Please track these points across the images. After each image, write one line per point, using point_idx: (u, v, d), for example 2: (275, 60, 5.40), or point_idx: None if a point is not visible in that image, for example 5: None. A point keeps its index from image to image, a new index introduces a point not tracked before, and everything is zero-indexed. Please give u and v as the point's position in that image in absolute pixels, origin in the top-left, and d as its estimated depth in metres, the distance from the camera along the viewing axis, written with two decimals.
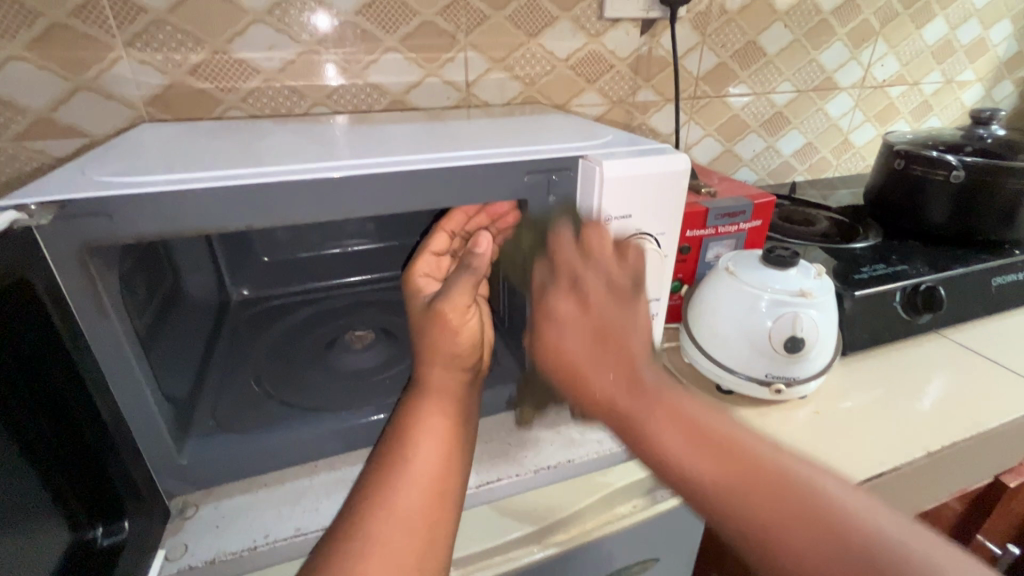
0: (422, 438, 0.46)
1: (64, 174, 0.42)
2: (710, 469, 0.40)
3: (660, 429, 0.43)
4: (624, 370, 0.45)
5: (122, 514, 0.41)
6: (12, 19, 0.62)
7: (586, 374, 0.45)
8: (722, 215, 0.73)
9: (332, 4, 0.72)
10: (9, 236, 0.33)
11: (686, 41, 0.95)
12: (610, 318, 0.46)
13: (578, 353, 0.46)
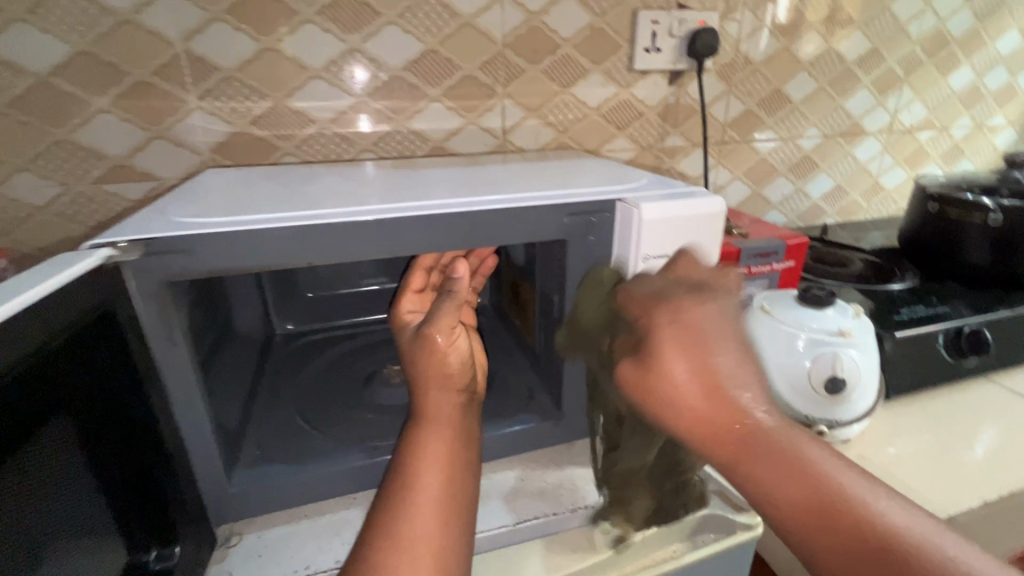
0: (426, 463, 0.48)
1: (146, 213, 0.46)
2: (781, 486, 0.39)
3: (768, 469, 0.39)
4: (735, 409, 0.41)
5: (174, 540, 0.42)
6: (103, 78, 0.69)
7: (671, 375, 0.43)
8: (755, 255, 0.74)
9: (383, 61, 0.78)
10: (99, 269, 0.36)
11: (713, 90, 0.99)
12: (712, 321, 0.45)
13: (670, 357, 0.43)
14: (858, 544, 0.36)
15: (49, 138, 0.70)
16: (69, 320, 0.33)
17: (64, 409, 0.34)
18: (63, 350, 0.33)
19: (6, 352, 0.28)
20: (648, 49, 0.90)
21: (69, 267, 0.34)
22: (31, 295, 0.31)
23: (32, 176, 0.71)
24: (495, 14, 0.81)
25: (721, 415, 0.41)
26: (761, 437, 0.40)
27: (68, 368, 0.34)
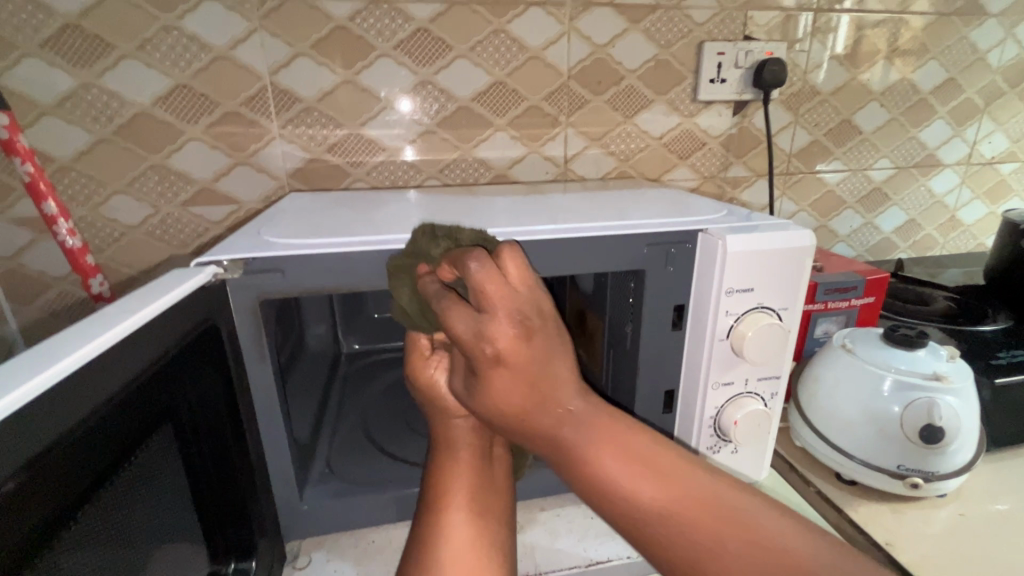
0: (453, 502, 0.45)
1: (244, 234, 0.49)
2: (642, 491, 0.33)
3: (606, 458, 0.34)
4: (552, 403, 0.36)
5: (252, 555, 0.43)
6: (197, 108, 0.74)
7: (525, 410, 0.36)
8: (832, 290, 0.70)
9: (453, 93, 0.81)
10: (206, 289, 0.39)
11: (778, 121, 0.97)
12: (533, 364, 0.36)
13: (498, 394, 0.37)
14: (730, 547, 0.31)
15: (146, 164, 0.75)
16: (180, 337, 0.36)
17: (167, 422, 0.35)
18: (172, 366, 0.35)
19: (122, 371, 0.31)
20: (713, 80, 0.90)
21: (185, 283, 0.37)
22: (146, 316, 0.33)
23: (128, 198, 0.76)
24: (562, 48, 0.83)
25: (573, 437, 0.35)
26: (589, 425, 0.35)
27: (176, 383, 0.36)
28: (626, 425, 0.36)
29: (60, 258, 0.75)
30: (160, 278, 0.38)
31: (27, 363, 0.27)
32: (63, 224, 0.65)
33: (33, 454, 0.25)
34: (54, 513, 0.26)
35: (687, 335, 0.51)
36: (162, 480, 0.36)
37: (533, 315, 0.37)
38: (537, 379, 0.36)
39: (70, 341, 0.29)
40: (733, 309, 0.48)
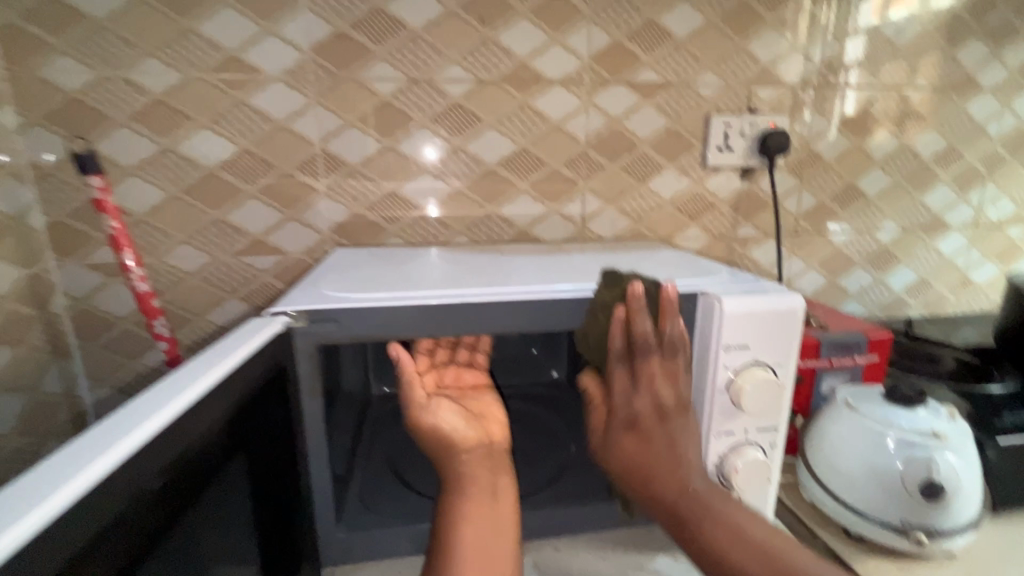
0: (466, 528, 0.51)
1: (305, 285, 0.57)
2: (743, 562, 0.45)
3: (716, 530, 0.47)
4: (678, 480, 0.50)
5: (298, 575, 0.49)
6: (257, 171, 0.84)
7: (652, 476, 0.50)
8: (836, 347, 0.74)
9: (481, 158, 0.90)
10: (278, 335, 0.46)
11: (784, 185, 1.03)
12: (663, 435, 0.51)
13: (638, 457, 0.51)
14: None
15: (208, 218, 0.85)
16: (249, 385, 0.41)
17: (236, 457, 0.41)
18: (247, 407, 0.42)
19: (213, 411, 0.37)
20: (720, 148, 0.97)
21: (264, 332, 0.44)
22: (225, 370, 0.39)
23: (190, 248, 0.85)
24: (581, 119, 0.92)
25: (690, 508, 0.49)
26: (706, 502, 0.49)
27: (242, 424, 0.41)
28: (734, 509, 0.49)
29: (125, 300, 0.84)
30: (236, 328, 0.45)
31: (138, 413, 0.33)
32: (135, 271, 0.73)
33: (134, 493, 0.30)
34: (145, 538, 0.31)
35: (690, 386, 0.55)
36: (230, 510, 0.41)
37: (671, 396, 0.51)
38: (672, 445, 0.51)
39: (169, 392, 0.35)
40: (731, 364, 0.52)
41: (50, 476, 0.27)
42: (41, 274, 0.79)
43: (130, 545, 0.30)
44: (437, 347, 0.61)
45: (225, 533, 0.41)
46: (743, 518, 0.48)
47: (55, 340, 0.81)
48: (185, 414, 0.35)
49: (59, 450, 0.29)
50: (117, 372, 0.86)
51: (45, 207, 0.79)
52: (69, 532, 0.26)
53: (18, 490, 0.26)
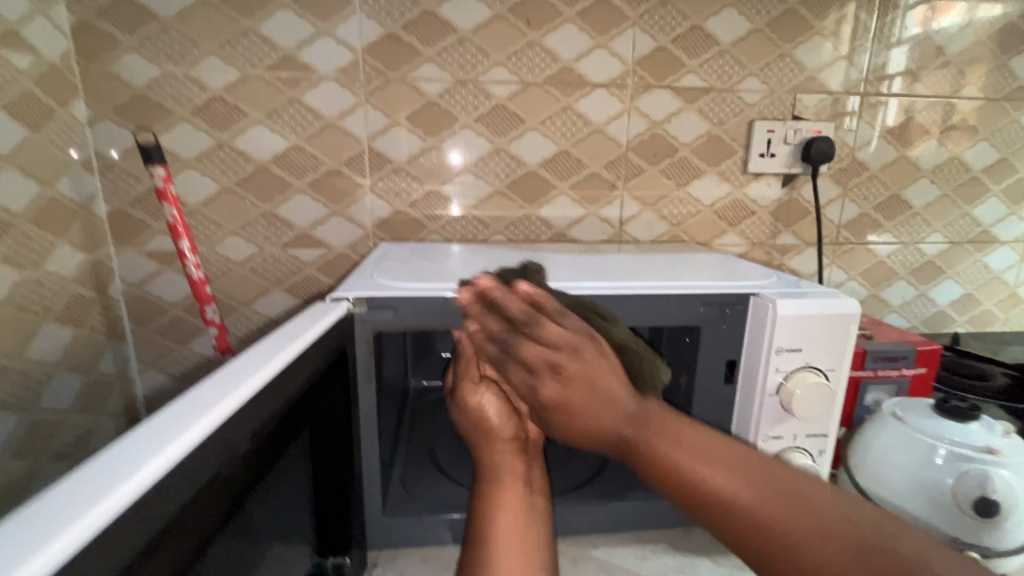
0: (499, 514, 0.49)
1: (358, 275, 0.59)
2: (727, 483, 0.32)
3: (685, 453, 0.33)
4: (615, 421, 0.36)
5: (347, 551, 0.51)
6: (305, 165, 0.87)
7: (591, 428, 0.36)
8: (882, 358, 0.72)
9: (523, 159, 0.91)
10: (340, 319, 0.48)
11: (827, 194, 1.02)
12: (586, 396, 0.37)
13: (567, 426, 0.38)
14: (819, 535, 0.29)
15: (258, 211, 0.88)
16: (314, 370, 0.43)
17: (301, 436, 0.43)
18: (314, 387, 0.44)
19: (286, 387, 0.39)
20: (763, 154, 0.96)
21: (328, 315, 0.47)
22: (297, 348, 0.41)
23: (239, 239, 0.88)
24: (623, 123, 0.92)
25: (643, 434, 0.35)
26: (656, 426, 0.35)
27: (310, 404, 0.44)
28: (715, 440, 0.34)
29: (178, 287, 0.87)
30: (304, 313, 0.48)
31: (214, 390, 0.34)
32: (191, 258, 0.76)
33: (218, 467, 0.31)
34: (225, 511, 0.33)
35: (738, 389, 0.55)
36: (291, 485, 0.43)
37: (564, 359, 0.38)
38: (595, 402, 0.36)
39: (240, 373, 0.37)
40: (782, 367, 0.52)
41: (139, 446, 0.29)
42: (102, 260, 0.83)
43: (213, 516, 0.31)
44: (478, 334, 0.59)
45: (287, 506, 0.43)
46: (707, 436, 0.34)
47: (111, 323, 0.85)
48: (255, 394, 0.36)
49: (144, 422, 0.31)
50: (167, 357, 0.90)
51: (108, 196, 0.83)
52: (167, 497, 0.27)
53: (108, 457, 0.28)
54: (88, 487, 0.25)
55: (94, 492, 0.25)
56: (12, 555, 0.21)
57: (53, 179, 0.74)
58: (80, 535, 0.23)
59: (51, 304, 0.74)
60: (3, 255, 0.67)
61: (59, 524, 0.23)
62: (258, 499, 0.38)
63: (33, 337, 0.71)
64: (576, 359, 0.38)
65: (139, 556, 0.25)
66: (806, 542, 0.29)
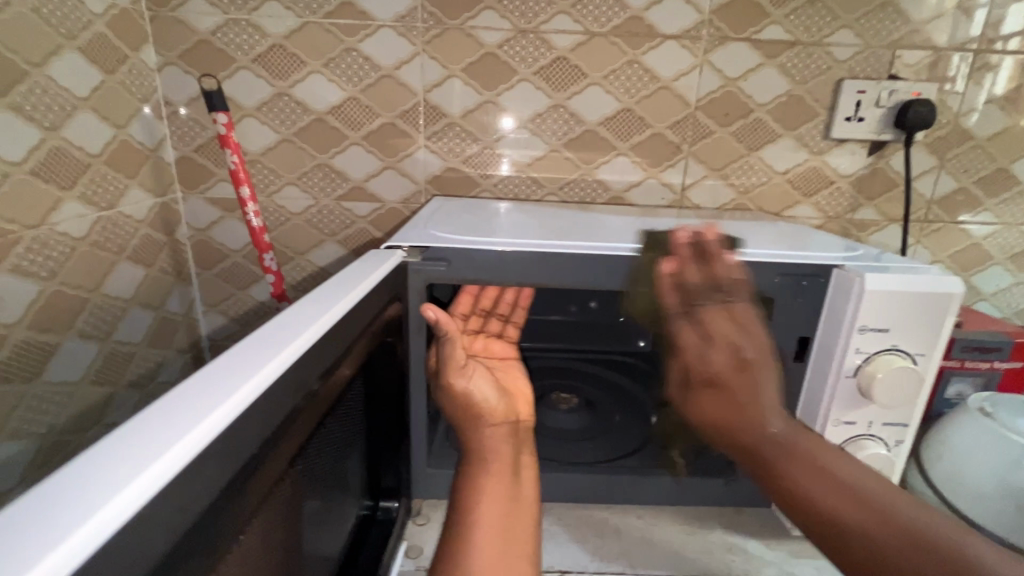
0: (483, 498, 0.46)
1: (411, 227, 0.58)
2: (847, 515, 0.35)
3: (813, 479, 0.37)
4: (756, 433, 0.40)
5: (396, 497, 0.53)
6: (361, 117, 0.86)
7: (732, 428, 0.42)
8: (972, 348, 0.66)
9: (582, 117, 0.87)
10: (393, 269, 0.48)
11: (920, 164, 0.91)
12: (740, 392, 0.42)
13: (704, 412, 0.44)
14: None
15: (315, 161, 0.88)
16: (370, 319, 0.43)
17: (356, 382, 0.44)
18: (371, 333, 0.44)
19: (346, 332, 0.39)
20: (849, 118, 0.87)
21: (382, 264, 0.46)
22: (357, 293, 0.41)
23: (296, 189, 0.89)
24: (693, 79, 0.85)
25: (777, 453, 0.39)
26: (791, 445, 0.39)
27: (368, 351, 0.44)
28: (847, 466, 0.38)
29: (239, 234, 0.90)
30: (359, 260, 0.48)
31: (279, 332, 0.34)
32: (251, 206, 0.78)
33: (291, 408, 0.32)
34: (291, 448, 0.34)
35: (809, 368, 0.51)
36: (348, 430, 0.44)
37: (747, 347, 0.44)
38: (757, 390, 0.42)
39: (307, 315, 0.37)
40: (863, 348, 0.48)
41: (211, 383, 0.29)
42: (170, 204, 0.86)
43: (286, 455, 0.32)
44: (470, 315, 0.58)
45: (342, 452, 0.44)
46: (860, 473, 0.37)
47: (178, 265, 0.89)
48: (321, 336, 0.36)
49: (211, 360, 0.31)
50: (228, 300, 0.94)
51: (176, 142, 0.86)
52: (247, 429, 0.28)
53: (180, 393, 0.28)
54: (169, 423, 0.26)
55: (174, 426, 0.25)
56: (121, 473, 0.22)
57: (126, 122, 0.77)
58: (173, 465, 0.23)
59: (126, 243, 0.77)
60: (81, 193, 0.70)
61: (152, 454, 0.24)
62: (319, 442, 0.38)
63: (110, 273, 0.74)
64: (757, 351, 0.44)
65: (223, 491, 0.26)
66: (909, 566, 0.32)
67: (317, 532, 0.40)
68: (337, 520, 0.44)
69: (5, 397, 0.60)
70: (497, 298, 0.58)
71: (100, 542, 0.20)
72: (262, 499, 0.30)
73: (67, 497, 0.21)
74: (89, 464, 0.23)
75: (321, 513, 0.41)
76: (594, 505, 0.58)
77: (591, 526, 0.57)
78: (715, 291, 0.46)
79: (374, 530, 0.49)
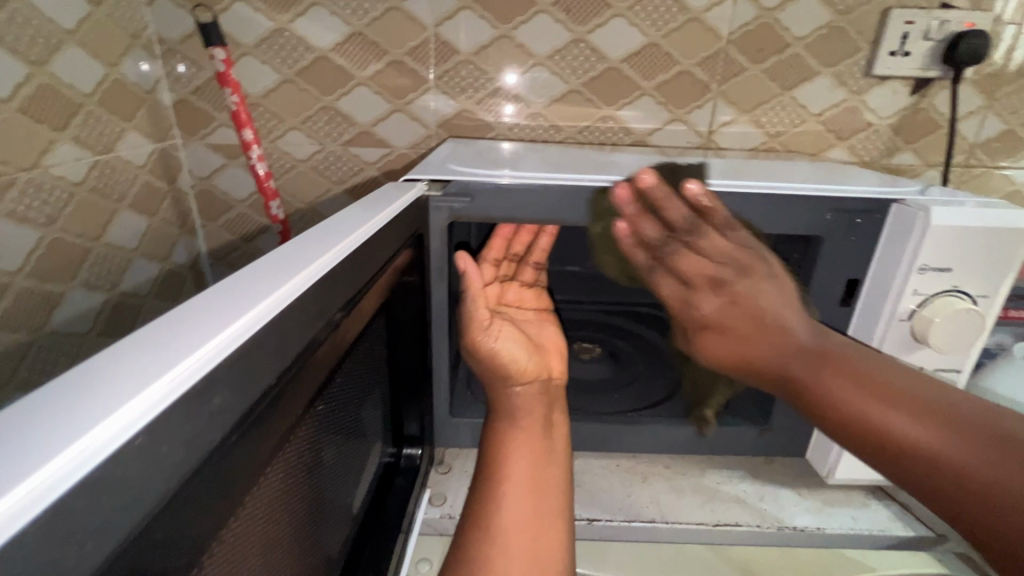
0: (512, 458, 0.46)
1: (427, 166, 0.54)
2: (898, 419, 0.35)
3: (856, 391, 0.38)
4: (774, 357, 0.41)
5: (418, 445, 0.51)
6: (367, 55, 0.80)
7: (751, 361, 0.42)
8: (1018, 296, 0.62)
9: (604, 53, 0.80)
10: (413, 203, 0.45)
11: (966, 104, 0.85)
12: (744, 321, 0.42)
13: (717, 350, 0.44)
14: (992, 461, 0.31)
15: (319, 104, 0.83)
16: (391, 254, 0.40)
17: (377, 323, 0.41)
18: (394, 271, 0.41)
19: (369, 265, 0.36)
20: (894, 53, 0.80)
21: (403, 196, 0.43)
22: (373, 224, 0.38)
23: (301, 134, 0.85)
24: (726, 10, 0.79)
25: (817, 375, 0.39)
26: (817, 364, 0.40)
27: (390, 293, 0.42)
28: (890, 378, 0.37)
29: (244, 183, 0.87)
30: (376, 193, 0.44)
31: (290, 259, 0.31)
32: (255, 150, 0.73)
33: (309, 338, 0.28)
34: (317, 390, 0.32)
35: (857, 311, 0.48)
36: (370, 375, 0.42)
37: (722, 271, 0.43)
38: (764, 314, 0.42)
39: (318, 244, 0.34)
40: (920, 290, 0.45)
41: (211, 311, 0.26)
42: (169, 150, 0.82)
43: (304, 397, 0.30)
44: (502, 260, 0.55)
45: (364, 397, 0.42)
46: (917, 383, 0.37)
47: (182, 215, 0.86)
48: (338, 262, 0.33)
49: (210, 289, 0.29)
50: (235, 252, 0.91)
51: (172, 84, 0.81)
52: (260, 356, 0.25)
53: (164, 321, 0.26)
54: (170, 346, 0.23)
55: (175, 348, 0.23)
56: (114, 395, 0.20)
57: (118, 60, 0.72)
58: (172, 388, 0.21)
59: (125, 191, 0.74)
60: (74, 135, 0.66)
61: (139, 380, 0.21)
62: (339, 386, 0.36)
63: (112, 221, 0.71)
64: (733, 274, 0.43)
65: (234, 425, 0.23)
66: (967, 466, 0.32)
67: (340, 478, 0.39)
68: (359, 467, 0.43)
69: (12, 348, 0.58)
70: (528, 241, 0.56)
71: (91, 464, 0.18)
72: (279, 444, 0.28)
73: (37, 425, 0.19)
74: (83, 385, 0.21)
75: (346, 459, 0.40)
76: (621, 455, 0.57)
77: (618, 477, 0.55)
78: (688, 229, 0.44)
79: (399, 479, 0.48)
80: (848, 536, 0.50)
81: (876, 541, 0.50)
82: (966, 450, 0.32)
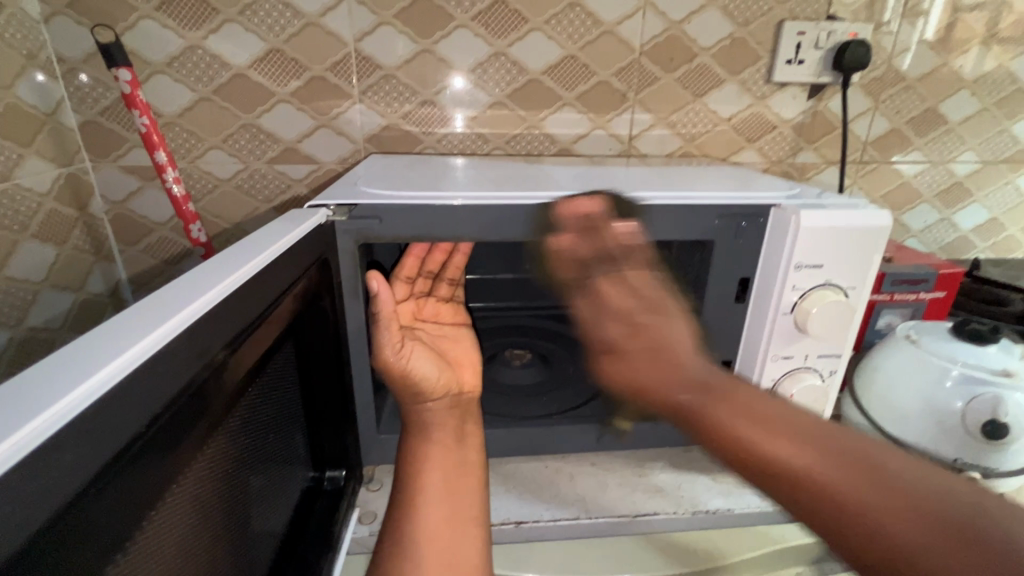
0: (428, 470, 0.48)
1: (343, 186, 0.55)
2: (790, 458, 0.30)
3: (742, 420, 0.32)
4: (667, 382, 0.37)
5: (342, 466, 0.51)
6: (287, 72, 0.79)
7: (641, 385, 0.38)
8: (901, 281, 0.69)
9: (525, 65, 0.83)
10: (320, 227, 0.45)
11: (856, 106, 0.93)
12: (648, 341, 0.40)
13: (616, 370, 0.41)
14: (915, 517, 0.26)
15: (240, 122, 0.81)
16: (291, 280, 0.40)
17: (284, 350, 0.42)
18: (297, 297, 0.41)
19: (263, 296, 0.36)
20: (790, 61, 0.87)
21: (306, 221, 0.44)
22: (270, 255, 0.38)
23: (222, 153, 0.83)
24: (637, 23, 0.83)
25: (708, 407, 0.34)
26: (707, 393, 0.35)
27: (295, 318, 0.42)
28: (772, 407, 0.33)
29: (162, 205, 0.84)
30: (281, 220, 0.45)
31: (177, 298, 0.31)
32: (169, 172, 0.71)
33: (189, 379, 0.28)
34: (209, 425, 0.32)
35: (749, 306, 0.52)
36: (280, 401, 0.42)
37: (647, 294, 0.43)
38: (654, 351, 0.39)
39: (208, 280, 0.34)
40: (799, 285, 0.49)
41: (89, 356, 0.26)
42: (77, 174, 0.78)
43: (192, 433, 0.30)
44: (415, 278, 0.57)
45: (272, 427, 0.41)
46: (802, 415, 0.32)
47: (95, 241, 0.82)
48: (228, 296, 0.33)
49: (92, 331, 0.28)
50: (157, 276, 0.88)
51: (77, 105, 0.77)
52: (130, 399, 0.25)
53: (37, 370, 0.25)
54: (36, 396, 0.23)
55: (38, 399, 0.23)
56: None
57: (12, 82, 0.68)
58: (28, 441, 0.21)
59: (28, 219, 0.70)
60: None
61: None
62: (242, 418, 0.36)
63: (13, 253, 0.67)
64: (642, 303, 0.43)
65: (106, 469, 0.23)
66: (885, 518, 0.26)
67: (248, 511, 0.39)
68: (275, 496, 0.42)
69: None
70: (442, 260, 0.57)
71: None
72: (162, 485, 0.28)
73: None
74: None
75: (251, 489, 0.39)
76: (550, 456, 0.60)
77: (547, 478, 0.57)
78: (617, 255, 0.46)
79: (321, 503, 0.48)
80: (756, 514, 0.54)
81: (782, 515, 0.54)
82: (882, 502, 0.27)
